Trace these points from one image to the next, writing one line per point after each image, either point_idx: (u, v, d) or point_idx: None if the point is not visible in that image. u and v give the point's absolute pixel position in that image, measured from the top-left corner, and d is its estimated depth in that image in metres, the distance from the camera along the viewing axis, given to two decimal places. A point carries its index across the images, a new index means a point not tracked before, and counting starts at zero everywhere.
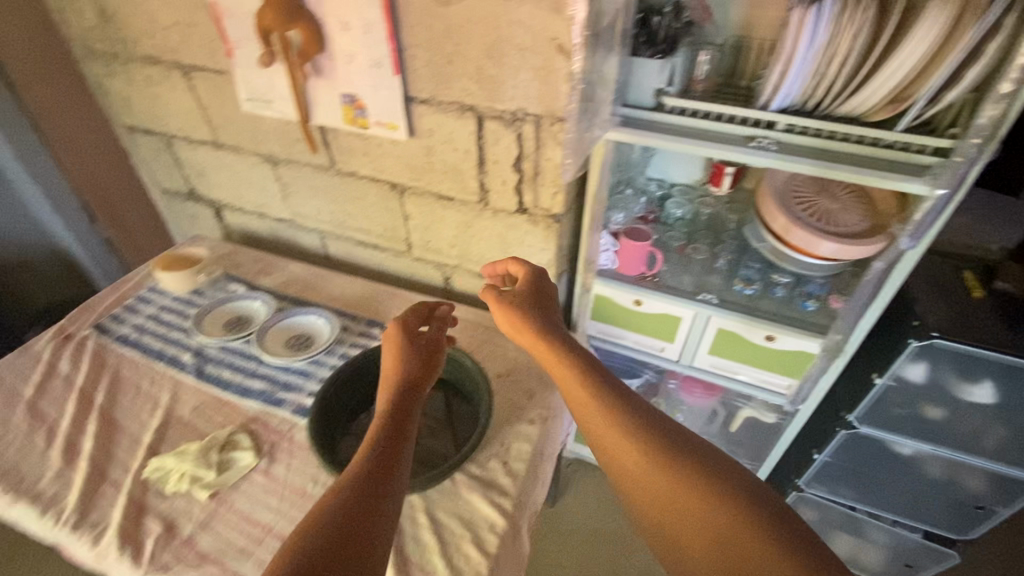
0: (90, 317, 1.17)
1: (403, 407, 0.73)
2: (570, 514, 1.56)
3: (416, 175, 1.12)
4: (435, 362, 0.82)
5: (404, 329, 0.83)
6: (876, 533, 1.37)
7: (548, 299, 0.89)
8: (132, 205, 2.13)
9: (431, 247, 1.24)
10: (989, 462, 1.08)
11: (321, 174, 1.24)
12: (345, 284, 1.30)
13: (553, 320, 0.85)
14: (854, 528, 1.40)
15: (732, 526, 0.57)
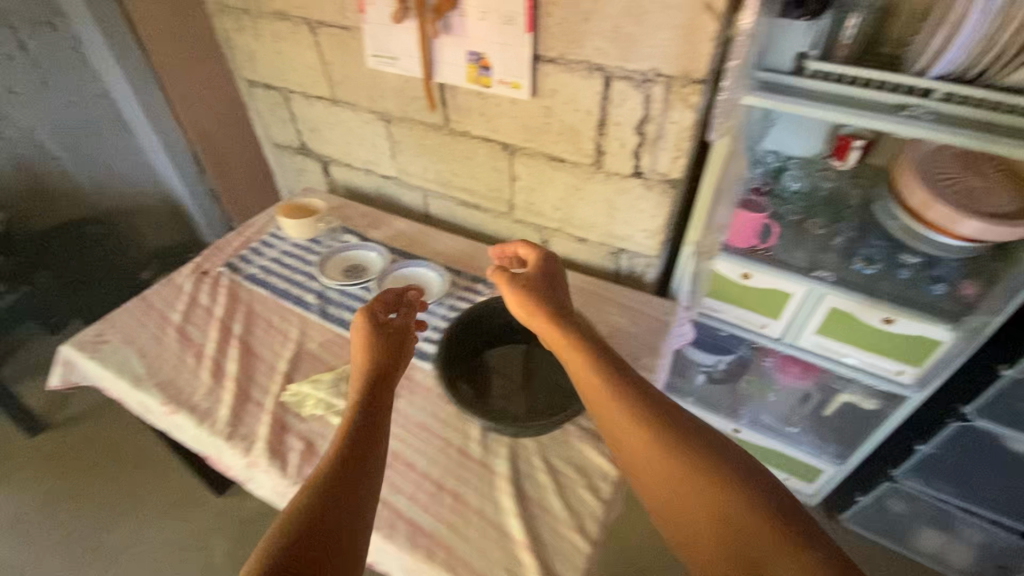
0: (221, 256, 1.27)
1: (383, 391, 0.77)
2: None
3: (530, 135, 1.13)
4: (404, 349, 0.86)
5: (372, 318, 0.87)
6: (969, 530, 1.31)
7: (556, 285, 0.92)
8: (240, 163, 2.25)
9: (535, 209, 1.26)
10: None
11: (433, 133, 1.27)
12: (448, 241, 1.34)
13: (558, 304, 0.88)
14: (945, 523, 1.35)
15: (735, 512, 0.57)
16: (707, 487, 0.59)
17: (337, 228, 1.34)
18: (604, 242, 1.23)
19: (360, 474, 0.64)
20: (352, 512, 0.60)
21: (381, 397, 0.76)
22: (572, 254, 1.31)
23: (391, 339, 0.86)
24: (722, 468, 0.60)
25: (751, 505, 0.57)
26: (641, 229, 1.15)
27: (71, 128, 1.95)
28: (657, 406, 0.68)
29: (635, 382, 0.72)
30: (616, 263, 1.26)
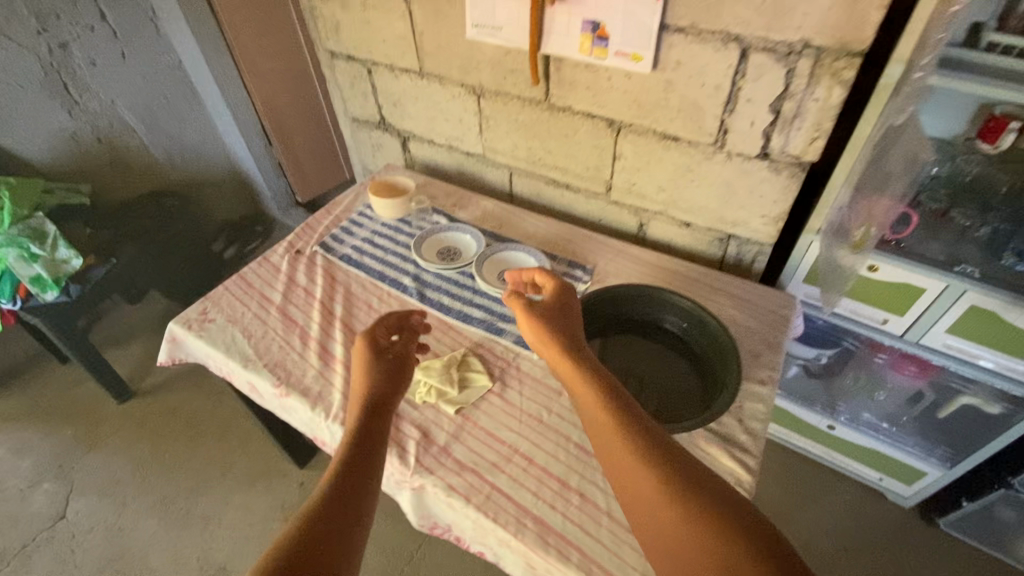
0: (313, 236, 1.26)
1: (376, 422, 0.76)
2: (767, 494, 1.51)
3: (642, 112, 1.05)
4: (404, 376, 0.85)
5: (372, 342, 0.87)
6: None
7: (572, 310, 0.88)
8: (300, 133, 2.23)
9: (636, 191, 1.19)
10: None
11: (531, 108, 1.20)
12: (539, 223, 1.29)
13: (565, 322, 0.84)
14: None
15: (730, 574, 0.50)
16: (701, 543, 0.53)
17: (426, 208, 1.30)
18: (712, 228, 1.15)
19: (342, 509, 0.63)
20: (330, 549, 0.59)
21: (373, 428, 0.75)
22: (672, 239, 1.23)
23: (391, 365, 0.85)
24: (722, 522, 0.55)
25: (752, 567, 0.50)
26: (759, 214, 1.06)
27: (147, 100, 1.89)
28: (659, 446, 0.64)
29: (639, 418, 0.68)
30: (722, 250, 1.18)
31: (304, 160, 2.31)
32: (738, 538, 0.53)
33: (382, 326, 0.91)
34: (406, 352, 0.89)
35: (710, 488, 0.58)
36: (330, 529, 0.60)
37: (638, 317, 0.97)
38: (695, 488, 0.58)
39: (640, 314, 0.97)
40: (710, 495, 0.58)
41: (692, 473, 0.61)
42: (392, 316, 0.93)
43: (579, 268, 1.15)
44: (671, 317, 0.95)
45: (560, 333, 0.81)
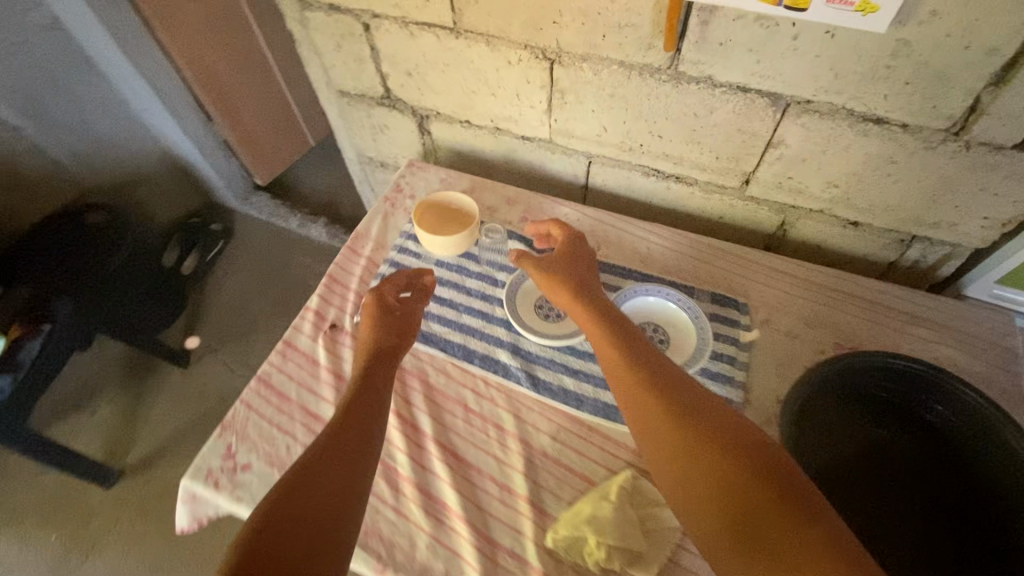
0: (344, 297, 0.89)
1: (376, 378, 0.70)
2: None
3: (840, 84, 0.71)
4: (407, 340, 0.77)
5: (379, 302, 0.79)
6: None
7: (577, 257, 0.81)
8: (252, 105, 1.64)
9: (792, 185, 0.87)
10: None
11: (642, 79, 0.82)
12: (648, 234, 0.95)
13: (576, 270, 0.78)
14: None
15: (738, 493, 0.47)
16: (712, 466, 0.50)
17: (496, 228, 0.94)
18: (895, 229, 0.86)
19: (337, 481, 0.56)
20: (320, 519, 0.52)
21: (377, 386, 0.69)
22: (826, 240, 0.94)
23: (391, 322, 0.78)
24: (733, 442, 0.51)
25: (765, 485, 0.47)
26: (980, 216, 0.78)
27: (23, 82, 1.33)
28: (657, 374, 0.61)
29: (636, 347, 0.65)
30: (899, 252, 0.90)
31: (259, 135, 1.73)
32: (749, 455, 0.50)
33: (394, 280, 0.82)
34: (413, 313, 0.80)
35: (717, 411, 0.55)
36: (315, 495, 0.54)
37: (878, 393, 0.70)
38: (697, 411, 0.55)
39: (889, 390, 0.69)
40: (718, 418, 0.54)
41: (696, 400, 0.57)
42: (403, 274, 0.83)
43: (729, 304, 0.85)
44: (933, 400, 0.67)
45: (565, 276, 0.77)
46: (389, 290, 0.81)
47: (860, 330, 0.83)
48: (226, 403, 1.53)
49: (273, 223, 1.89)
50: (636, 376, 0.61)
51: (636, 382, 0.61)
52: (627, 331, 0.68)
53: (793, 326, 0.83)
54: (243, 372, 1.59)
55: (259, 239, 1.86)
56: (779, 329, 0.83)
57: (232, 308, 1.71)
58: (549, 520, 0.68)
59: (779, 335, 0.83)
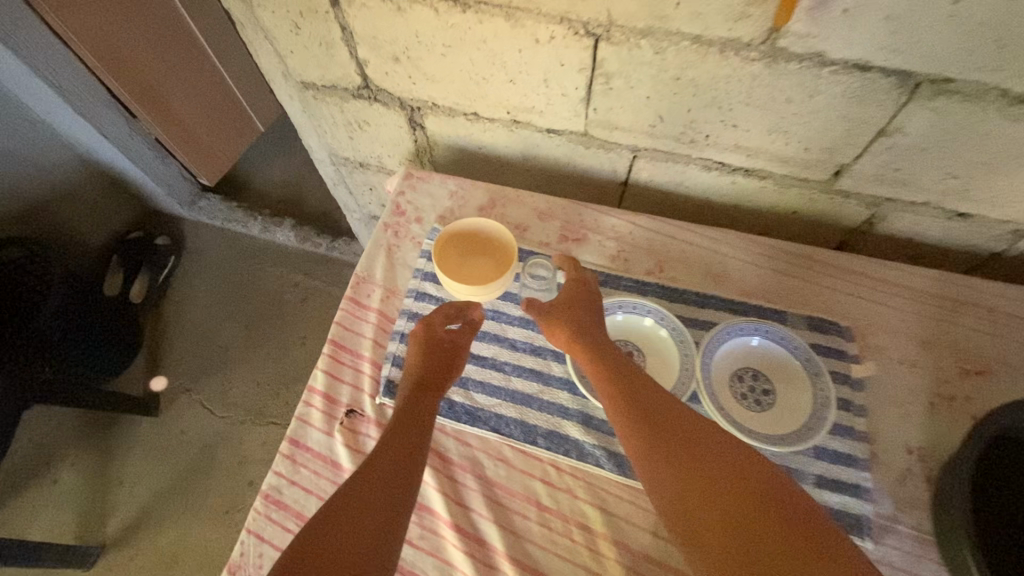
0: (356, 369, 0.70)
1: (422, 413, 0.59)
2: None
3: (1004, 57, 0.54)
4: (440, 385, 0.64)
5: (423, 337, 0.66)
6: None
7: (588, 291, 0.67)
8: (186, 94, 1.33)
9: (897, 178, 0.71)
10: None
11: (722, 60, 0.62)
12: (716, 245, 0.79)
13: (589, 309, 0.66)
14: None
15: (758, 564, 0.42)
16: (725, 532, 0.44)
17: (538, 260, 0.75)
18: (1012, 220, 0.72)
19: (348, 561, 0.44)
20: None
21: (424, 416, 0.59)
22: (920, 233, 0.80)
23: (438, 356, 0.65)
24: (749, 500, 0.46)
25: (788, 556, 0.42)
26: None
27: None
28: (658, 420, 0.53)
29: (634, 387, 0.56)
30: (1008, 244, 0.77)
31: (199, 129, 1.42)
32: (766, 516, 0.45)
33: (444, 310, 0.69)
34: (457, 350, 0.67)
35: (738, 465, 0.48)
36: (336, 554, 0.44)
37: None
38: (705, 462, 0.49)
39: None
40: (731, 470, 0.48)
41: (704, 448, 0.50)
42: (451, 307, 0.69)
43: (830, 330, 0.71)
44: None
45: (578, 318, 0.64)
46: (439, 320, 0.68)
47: (982, 349, 0.70)
48: (210, 451, 1.34)
49: (230, 229, 1.62)
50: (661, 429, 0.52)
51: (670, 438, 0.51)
52: (620, 363, 0.59)
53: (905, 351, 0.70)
54: (225, 413, 1.38)
55: (216, 250, 1.60)
56: (891, 356, 0.70)
57: (199, 338, 1.47)
58: None
59: (892, 366, 0.69)
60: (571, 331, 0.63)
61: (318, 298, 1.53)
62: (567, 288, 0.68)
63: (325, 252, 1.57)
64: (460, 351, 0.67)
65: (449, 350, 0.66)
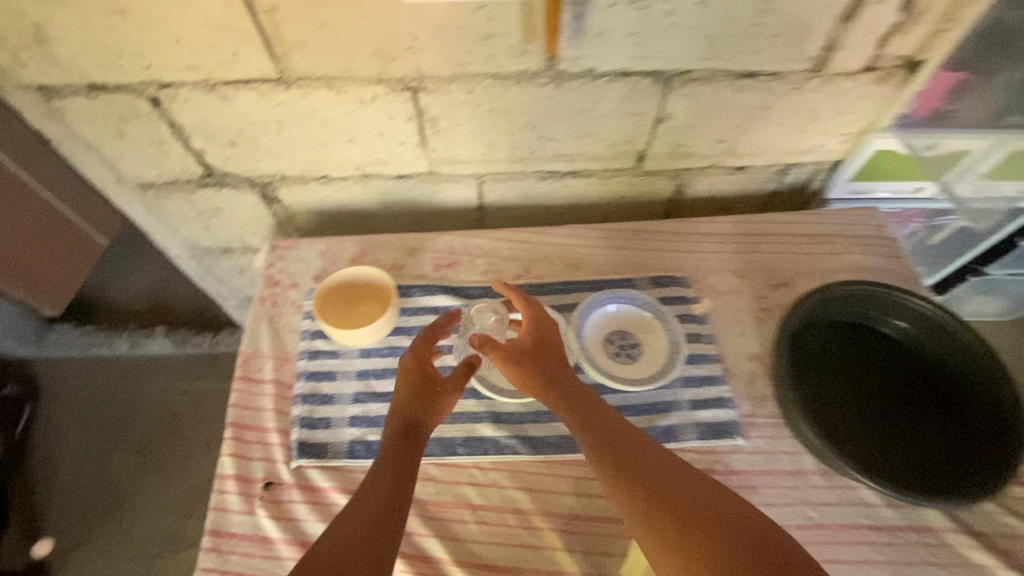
0: (265, 443, 0.70)
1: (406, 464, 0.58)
2: None
3: (715, 52, 0.71)
4: (418, 441, 0.61)
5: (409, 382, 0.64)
6: (1016, 287, 1.45)
7: (546, 328, 0.67)
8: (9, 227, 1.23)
9: (683, 152, 0.88)
10: None
11: (520, 86, 0.74)
12: (568, 239, 0.91)
13: (550, 346, 0.66)
14: (1000, 291, 1.48)
15: (710, 569, 0.47)
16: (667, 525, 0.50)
17: (484, 305, 0.77)
18: (772, 164, 0.93)
19: None
20: None
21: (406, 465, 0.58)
22: (718, 190, 0.98)
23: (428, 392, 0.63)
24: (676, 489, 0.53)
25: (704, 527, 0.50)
26: (838, 134, 0.87)
27: None
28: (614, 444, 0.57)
29: (597, 416, 0.60)
30: (778, 181, 0.97)
31: (35, 258, 1.31)
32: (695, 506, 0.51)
33: (417, 343, 0.67)
34: (434, 398, 0.64)
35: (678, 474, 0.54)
36: None
37: (843, 316, 0.74)
38: (661, 483, 0.53)
39: (849, 313, 0.74)
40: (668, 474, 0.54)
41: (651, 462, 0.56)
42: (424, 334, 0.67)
43: (672, 283, 0.85)
44: (887, 312, 0.72)
45: (541, 358, 0.65)
46: (415, 358, 0.65)
47: (783, 265, 0.88)
48: None
49: (93, 354, 1.48)
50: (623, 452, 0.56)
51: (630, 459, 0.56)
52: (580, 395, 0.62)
53: (730, 283, 0.86)
54: (134, 552, 1.24)
55: (81, 382, 1.45)
56: (722, 291, 0.85)
57: (82, 481, 1.32)
58: None
59: (725, 298, 0.84)
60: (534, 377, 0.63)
61: (213, 398, 1.44)
62: (526, 330, 0.67)
63: (210, 349, 1.49)
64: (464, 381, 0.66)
65: (433, 389, 0.64)
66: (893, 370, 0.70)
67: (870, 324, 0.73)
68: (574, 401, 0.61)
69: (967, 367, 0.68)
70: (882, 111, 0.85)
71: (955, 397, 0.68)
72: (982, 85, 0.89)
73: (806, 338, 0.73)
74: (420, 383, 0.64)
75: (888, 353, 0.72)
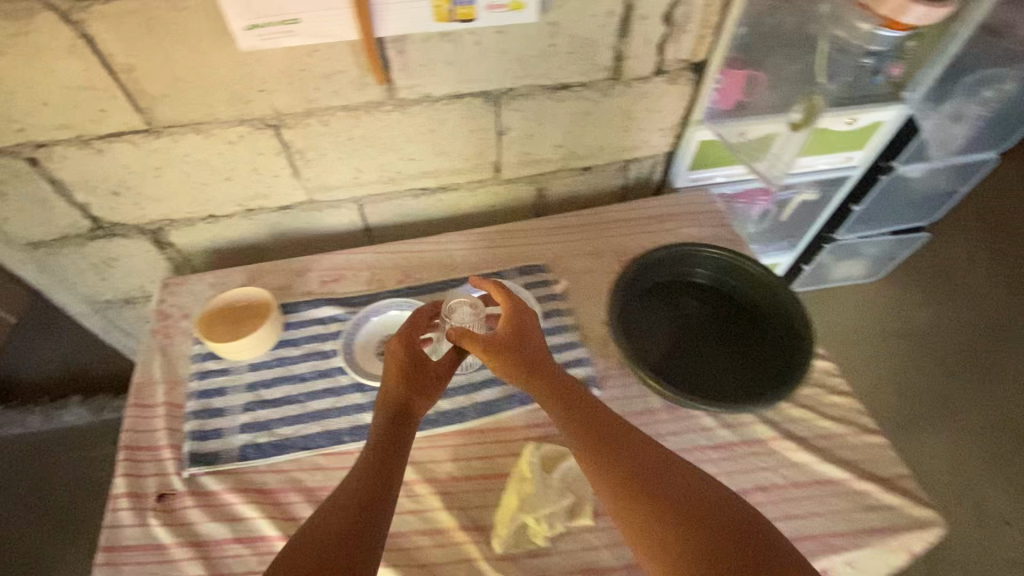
0: (158, 460, 0.74)
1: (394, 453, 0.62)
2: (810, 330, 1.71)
3: (527, 71, 0.85)
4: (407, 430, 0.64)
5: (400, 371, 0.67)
6: (870, 248, 1.64)
7: (529, 324, 0.72)
8: None
9: (531, 159, 1.01)
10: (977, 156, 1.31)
11: (369, 114, 0.86)
12: (443, 246, 1.01)
13: (531, 339, 0.71)
14: (857, 254, 1.67)
15: (679, 527, 0.54)
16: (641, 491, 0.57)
17: (456, 301, 0.78)
18: (613, 162, 1.07)
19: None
20: None
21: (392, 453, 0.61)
22: (575, 189, 1.12)
23: (421, 383, 0.68)
24: (649, 464, 0.60)
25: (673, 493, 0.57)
26: (657, 129, 1.03)
27: None
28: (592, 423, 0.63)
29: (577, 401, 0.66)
30: (624, 176, 1.12)
31: None
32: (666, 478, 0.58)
33: (405, 337, 0.70)
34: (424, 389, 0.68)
35: (651, 452, 0.61)
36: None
37: (663, 276, 0.86)
38: (637, 458, 0.60)
39: (666, 272, 0.86)
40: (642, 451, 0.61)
41: (627, 439, 0.62)
42: (412, 327, 0.71)
43: (535, 270, 0.96)
44: (694, 265, 0.86)
45: (523, 348, 0.70)
46: (404, 352, 0.69)
47: (631, 243, 1.01)
48: None
49: None
50: (601, 430, 0.62)
51: (608, 436, 0.62)
52: (564, 382, 0.68)
53: (586, 264, 0.98)
54: None
55: None
56: (579, 271, 0.97)
57: None
58: (488, 531, 0.70)
59: (582, 277, 0.96)
60: (518, 367, 0.68)
61: None
62: (507, 322, 0.71)
63: None
64: (453, 367, 0.72)
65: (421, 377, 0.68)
66: (706, 311, 0.83)
67: (683, 278, 0.87)
68: (554, 389, 0.67)
69: (756, 298, 0.83)
70: (688, 105, 1.01)
71: (763, 321, 0.81)
72: (770, 80, 1.02)
73: (636, 297, 0.84)
74: (409, 373, 0.68)
75: (701, 300, 0.84)
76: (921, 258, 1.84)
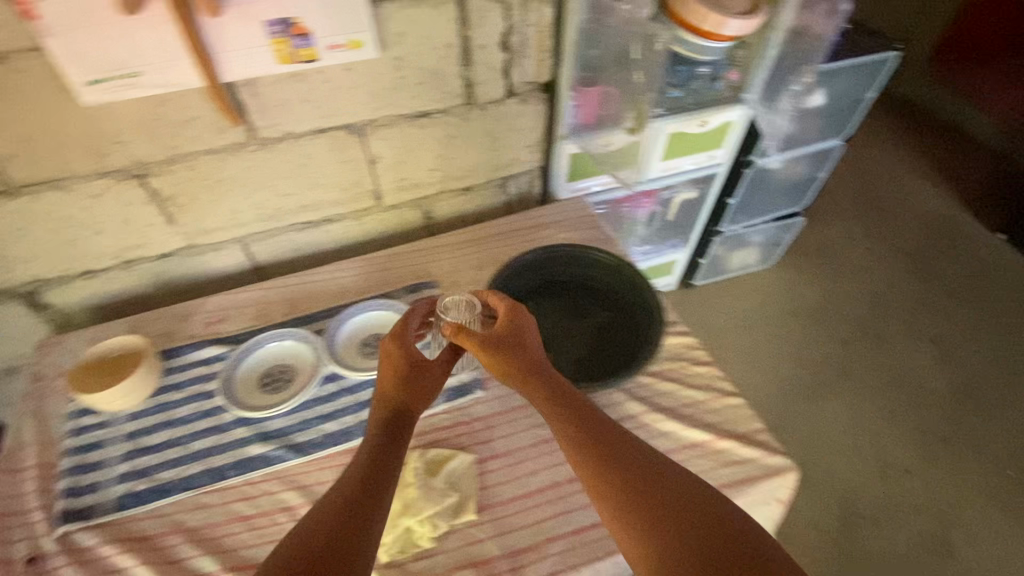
0: (27, 523, 0.72)
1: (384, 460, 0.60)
2: (717, 318, 1.82)
3: (383, 103, 0.91)
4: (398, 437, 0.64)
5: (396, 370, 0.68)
6: (756, 237, 1.77)
7: (525, 328, 0.72)
8: None
9: (409, 184, 1.07)
10: (819, 143, 1.49)
11: (234, 156, 0.89)
12: (331, 275, 1.04)
13: (525, 339, 0.71)
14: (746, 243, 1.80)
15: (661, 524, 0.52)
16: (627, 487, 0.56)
17: (454, 297, 0.78)
18: (490, 179, 1.14)
19: None
20: None
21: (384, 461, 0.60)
22: (460, 209, 1.18)
23: (416, 384, 0.68)
24: (639, 461, 0.58)
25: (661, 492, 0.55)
26: (524, 146, 1.11)
27: None
28: (585, 419, 0.62)
29: (571, 400, 0.65)
30: (505, 192, 1.20)
31: None
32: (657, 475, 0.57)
33: (400, 337, 0.70)
34: (417, 390, 0.68)
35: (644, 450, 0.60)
36: None
37: (532, 280, 0.93)
38: (628, 455, 0.59)
39: (534, 277, 0.94)
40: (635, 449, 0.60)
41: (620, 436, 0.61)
42: (409, 327, 0.72)
43: (420, 287, 1.00)
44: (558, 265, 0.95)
45: (516, 347, 0.69)
46: (400, 351, 0.69)
47: (512, 253, 1.07)
48: None
49: None
50: (593, 426, 0.62)
51: (600, 431, 0.61)
52: (559, 382, 0.67)
53: (470, 277, 1.03)
54: None
55: None
56: (463, 284, 1.02)
57: None
58: None
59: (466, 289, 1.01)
60: (512, 366, 0.68)
61: None
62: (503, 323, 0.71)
63: None
64: (448, 367, 0.73)
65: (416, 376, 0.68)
66: (573, 304, 0.92)
67: (549, 279, 0.94)
68: (547, 389, 0.66)
69: (614, 283, 0.93)
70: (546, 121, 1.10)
71: (622, 304, 0.91)
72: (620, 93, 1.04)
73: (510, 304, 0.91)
74: (403, 372, 0.68)
75: (568, 295, 0.93)
76: (807, 241, 2.01)
